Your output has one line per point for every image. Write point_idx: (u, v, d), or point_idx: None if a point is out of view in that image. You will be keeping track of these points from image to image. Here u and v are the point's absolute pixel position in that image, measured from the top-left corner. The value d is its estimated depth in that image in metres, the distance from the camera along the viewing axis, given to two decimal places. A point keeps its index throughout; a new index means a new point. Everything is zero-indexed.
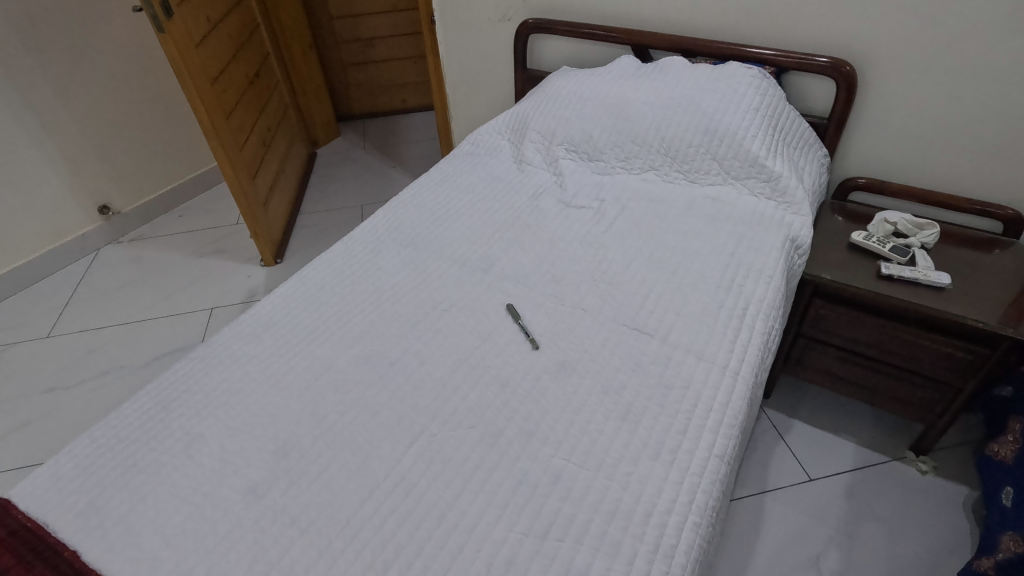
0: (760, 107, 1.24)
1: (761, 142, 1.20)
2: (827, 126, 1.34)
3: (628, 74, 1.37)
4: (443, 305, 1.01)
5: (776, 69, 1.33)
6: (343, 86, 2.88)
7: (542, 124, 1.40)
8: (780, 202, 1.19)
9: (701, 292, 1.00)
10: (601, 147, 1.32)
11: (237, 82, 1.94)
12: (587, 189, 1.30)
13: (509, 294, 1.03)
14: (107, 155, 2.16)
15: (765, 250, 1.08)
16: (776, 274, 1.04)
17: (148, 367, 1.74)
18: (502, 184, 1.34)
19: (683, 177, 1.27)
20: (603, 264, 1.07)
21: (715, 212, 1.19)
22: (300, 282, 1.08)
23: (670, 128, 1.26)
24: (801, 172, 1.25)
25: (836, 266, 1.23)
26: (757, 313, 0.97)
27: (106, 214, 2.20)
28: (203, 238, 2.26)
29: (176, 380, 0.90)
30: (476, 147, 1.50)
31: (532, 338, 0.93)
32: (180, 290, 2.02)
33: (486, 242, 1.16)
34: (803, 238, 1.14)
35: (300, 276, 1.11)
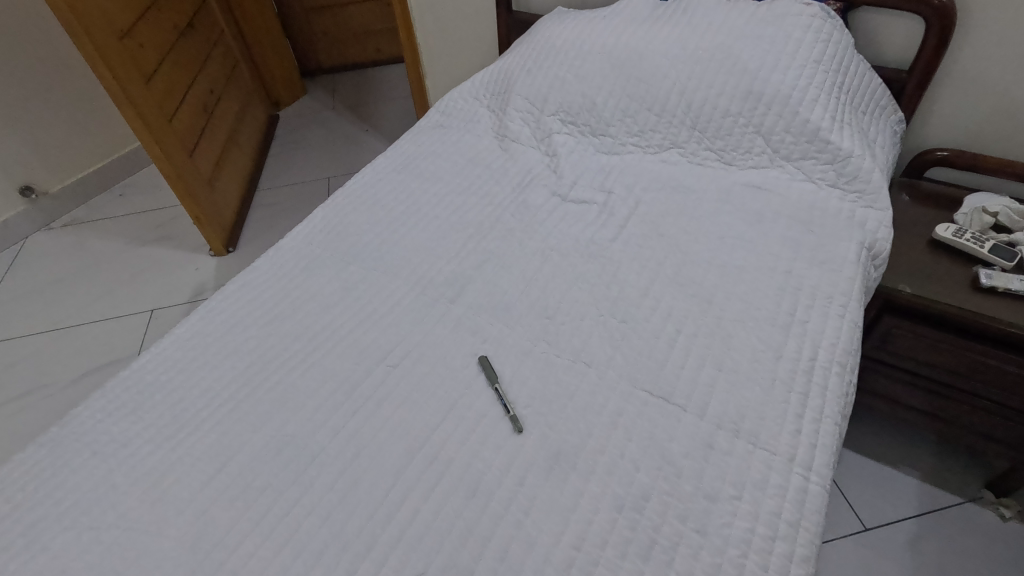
0: (822, 60, 0.92)
1: (822, 108, 0.90)
2: (904, 81, 1.01)
3: (642, 15, 1.04)
4: (392, 354, 0.73)
5: (840, 5, 0.99)
6: (306, 36, 2.49)
7: (531, 86, 1.08)
8: (848, 190, 0.89)
9: (750, 333, 0.72)
10: (608, 116, 1.01)
11: (162, 36, 1.59)
12: (589, 173, 0.99)
13: (484, 338, 0.75)
14: (23, 127, 1.82)
15: (835, 263, 0.79)
16: (851, 299, 0.75)
17: (76, 386, 1.48)
18: (479, 169, 1.03)
19: (716, 155, 0.97)
20: (612, 289, 0.79)
21: (762, 205, 0.89)
22: (204, 321, 0.80)
23: (701, 91, 0.95)
24: (874, 145, 0.94)
25: (916, 274, 0.94)
26: (828, 365, 0.69)
27: (29, 196, 1.88)
28: (146, 221, 1.95)
29: (10, 484, 0.64)
30: (447, 116, 1.18)
31: (513, 414, 0.65)
32: (118, 286, 1.74)
33: (454, 254, 0.87)
34: (882, 241, 0.84)
35: (204, 311, 0.82)
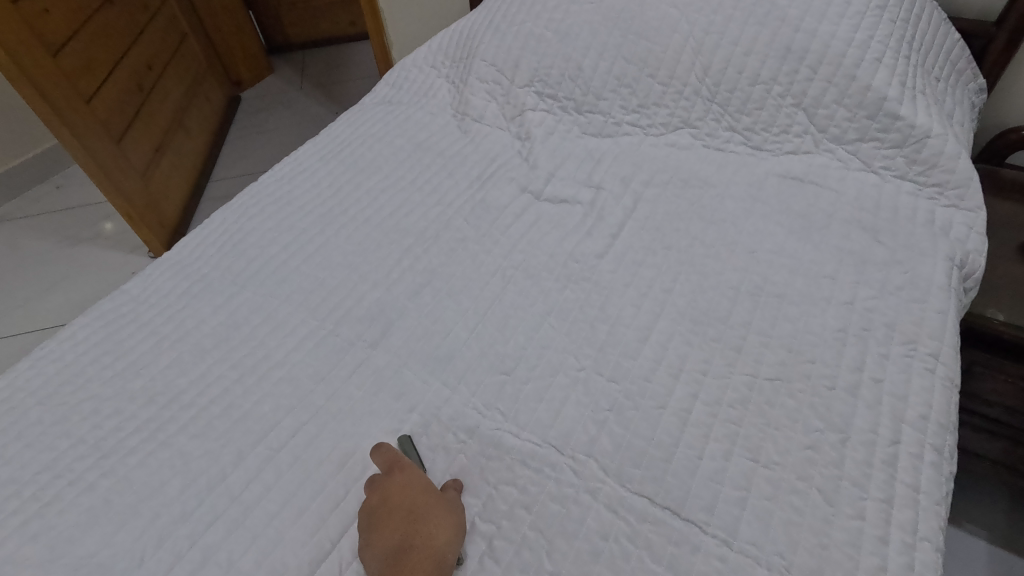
0: (887, 5, 0.68)
1: (890, 70, 0.65)
2: (990, 35, 0.76)
3: None
4: (280, 429, 0.51)
5: None
6: (271, 7, 2.23)
7: (499, 48, 0.84)
8: (923, 182, 0.65)
9: (799, 399, 0.49)
10: (598, 85, 0.77)
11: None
12: (573, 162, 0.76)
13: (411, 403, 0.52)
14: None
15: (916, 291, 0.55)
16: (943, 344, 0.52)
17: None
18: (431, 157, 0.80)
19: (741, 137, 0.73)
20: (599, 328, 0.56)
21: (806, 204, 0.65)
22: (31, 372, 0.58)
23: (723, 50, 0.70)
24: (954, 122, 0.70)
25: (1007, 295, 0.70)
26: (918, 451, 0.46)
27: None
28: (83, 217, 1.72)
29: None
30: (397, 91, 0.94)
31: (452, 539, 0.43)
32: (42, 294, 1.51)
33: (385, 276, 0.64)
34: (976, 255, 0.60)
35: (34, 357, 0.59)
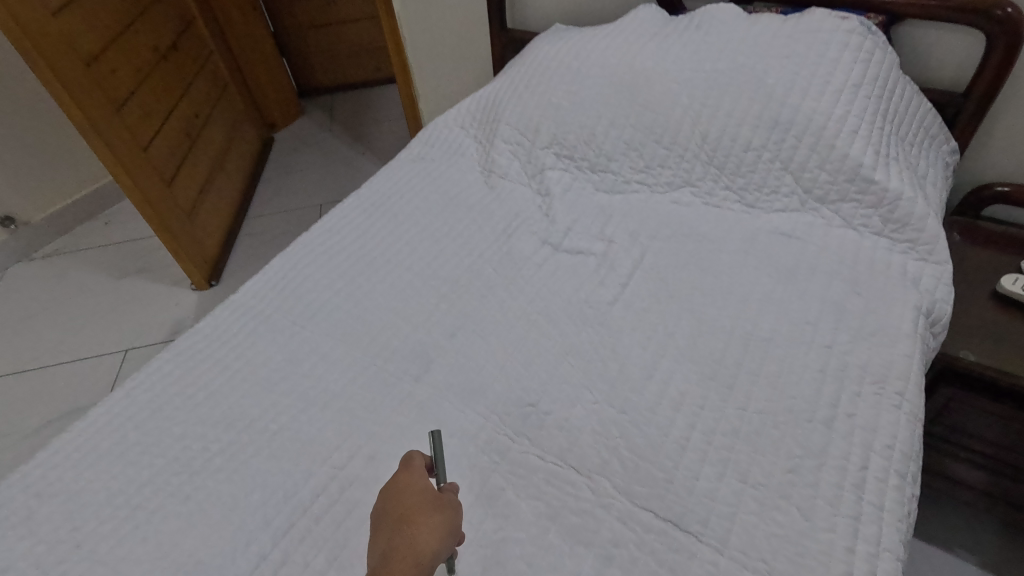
0: (862, 84, 0.78)
1: (865, 141, 0.75)
2: (959, 104, 0.86)
3: (648, 32, 0.91)
4: (341, 451, 0.60)
5: (884, 19, 0.84)
6: (304, 54, 2.40)
7: (522, 114, 0.95)
8: (897, 239, 0.74)
9: (782, 430, 0.57)
10: (610, 148, 0.87)
11: (139, 59, 1.51)
12: (588, 217, 0.86)
13: (451, 429, 0.61)
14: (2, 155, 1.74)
15: (887, 336, 0.64)
16: (910, 383, 0.60)
17: (39, 436, 1.37)
18: (463, 210, 0.91)
19: (736, 196, 0.82)
20: (611, 366, 0.65)
21: (793, 258, 0.74)
22: (127, 401, 0.68)
23: (720, 121, 0.81)
24: (926, 183, 0.79)
25: (978, 337, 0.78)
26: (884, 476, 0.54)
27: (10, 227, 1.80)
28: (130, 251, 1.85)
29: None
30: (430, 148, 1.05)
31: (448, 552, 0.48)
32: (93, 323, 1.63)
33: (425, 317, 0.74)
34: (942, 305, 0.69)
35: (128, 387, 0.69)
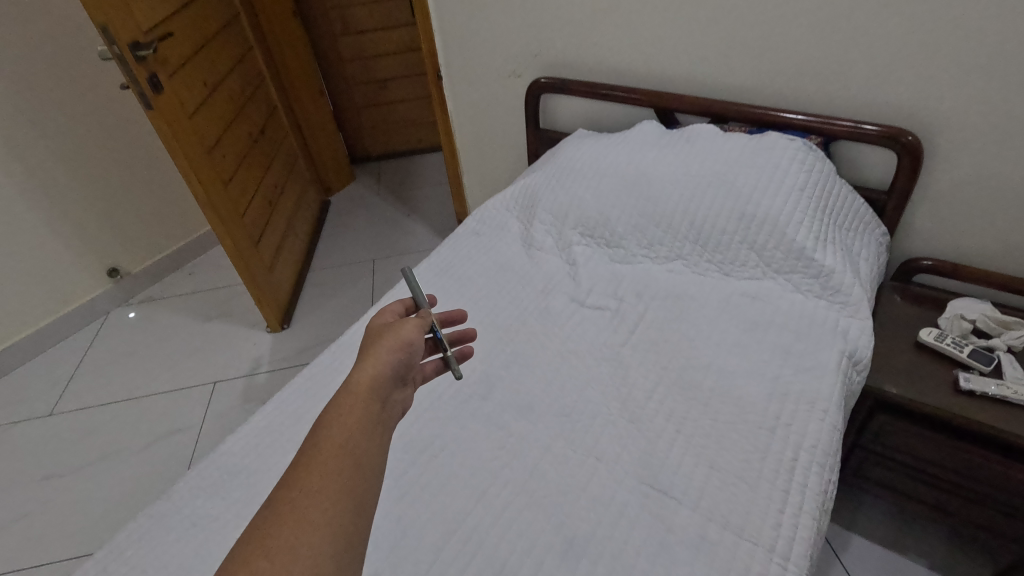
0: (805, 187, 1.06)
1: (807, 229, 1.02)
2: (884, 199, 1.14)
3: (649, 143, 1.22)
4: (433, 446, 0.87)
5: (822, 139, 1.15)
6: (357, 130, 2.78)
7: (554, 202, 1.25)
8: (832, 301, 1.00)
9: (739, 435, 0.83)
10: (621, 230, 1.16)
11: (239, 144, 1.86)
12: (604, 281, 1.14)
13: (509, 433, 0.88)
14: (115, 217, 2.09)
15: (817, 371, 0.90)
16: (831, 404, 0.85)
17: (147, 453, 1.65)
18: (508, 274, 1.20)
19: (716, 268, 1.10)
20: (622, 390, 0.92)
21: (756, 315, 1.01)
22: (278, 411, 0.96)
23: (702, 212, 1.09)
24: (857, 259, 1.05)
25: (901, 376, 1.03)
26: (808, 465, 0.79)
27: (115, 277, 2.13)
28: (212, 298, 2.17)
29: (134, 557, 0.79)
30: (482, 225, 1.36)
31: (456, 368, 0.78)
32: (185, 359, 1.93)
33: (487, 356, 1.01)
34: (863, 349, 0.94)
35: (277, 403, 0.97)
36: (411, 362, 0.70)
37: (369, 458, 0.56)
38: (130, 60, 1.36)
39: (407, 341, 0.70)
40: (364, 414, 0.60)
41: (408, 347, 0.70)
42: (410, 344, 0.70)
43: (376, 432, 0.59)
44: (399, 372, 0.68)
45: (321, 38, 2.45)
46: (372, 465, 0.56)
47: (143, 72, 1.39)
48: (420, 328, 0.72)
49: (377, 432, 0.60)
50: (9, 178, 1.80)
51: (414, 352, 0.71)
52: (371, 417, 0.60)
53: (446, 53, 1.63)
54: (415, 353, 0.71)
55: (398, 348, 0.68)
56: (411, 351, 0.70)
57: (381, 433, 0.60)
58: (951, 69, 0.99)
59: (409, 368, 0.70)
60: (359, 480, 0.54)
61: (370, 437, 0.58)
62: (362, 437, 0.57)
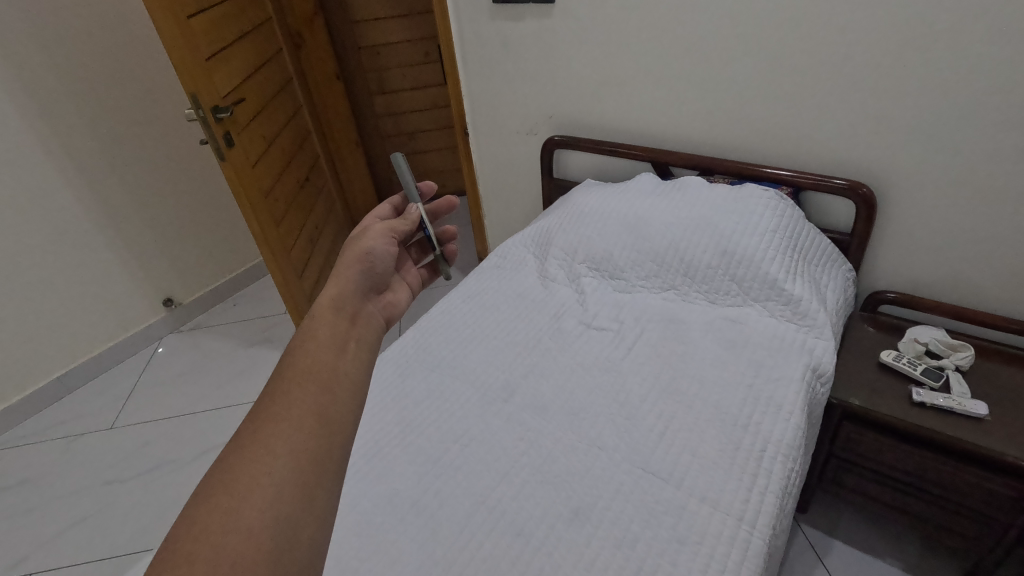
0: (777, 229, 1.25)
1: (779, 264, 1.21)
2: (848, 241, 1.34)
3: (647, 192, 1.43)
4: (464, 438, 1.05)
5: (792, 189, 1.36)
6: (387, 176, 3.06)
7: (565, 240, 1.46)
8: (801, 324, 1.18)
9: (717, 430, 1.00)
10: (623, 265, 1.36)
11: (288, 189, 2.12)
12: (608, 308, 1.33)
13: (527, 428, 1.06)
14: (174, 252, 2.33)
15: (784, 382, 1.07)
16: (796, 408, 1.02)
17: (199, 462, 1.80)
18: (526, 302, 1.40)
19: (702, 296, 1.28)
20: (620, 395, 1.10)
21: (736, 337, 1.19)
22: None
23: (690, 249, 1.29)
24: (823, 290, 1.24)
25: (863, 390, 1.20)
26: (774, 455, 0.95)
27: (170, 306, 2.36)
28: (254, 327, 2.38)
29: None
30: (503, 260, 1.57)
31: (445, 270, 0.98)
32: (231, 380, 2.12)
33: (508, 367, 1.20)
34: (825, 365, 1.11)
35: None
36: (377, 270, 0.85)
37: (341, 369, 0.70)
38: (211, 120, 1.62)
39: (367, 255, 0.84)
40: (332, 337, 0.73)
41: (370, 260, 0.85)
42: (371, 257, 0.85)
43: (346, 346, 0.74)
44: (365, 284, 0.84)
45: (359, 97, 2.75)
46: (344, 372, 0.70)
47: (220, 130, 1.65)
48: (378, 239, 0.86)
49: (346, 345, 0.74)
50: (89, 217, 2.06)
51: (377, 261, 0.85)
52: (340, 335, 0.74)
53: (473, 114, 1.88)
54: (378, 262, 0.85)
55: (359, 262, 0.83)
56: (373, 261, 0.85)
57: (353, 348, 0.74)
58: (894, 134, 1.20)
59: (379, 276, 0.86)
60: (331, 391, 0.67)
61: (340, 349, 0.73)
62: (334, 352, 0.72)
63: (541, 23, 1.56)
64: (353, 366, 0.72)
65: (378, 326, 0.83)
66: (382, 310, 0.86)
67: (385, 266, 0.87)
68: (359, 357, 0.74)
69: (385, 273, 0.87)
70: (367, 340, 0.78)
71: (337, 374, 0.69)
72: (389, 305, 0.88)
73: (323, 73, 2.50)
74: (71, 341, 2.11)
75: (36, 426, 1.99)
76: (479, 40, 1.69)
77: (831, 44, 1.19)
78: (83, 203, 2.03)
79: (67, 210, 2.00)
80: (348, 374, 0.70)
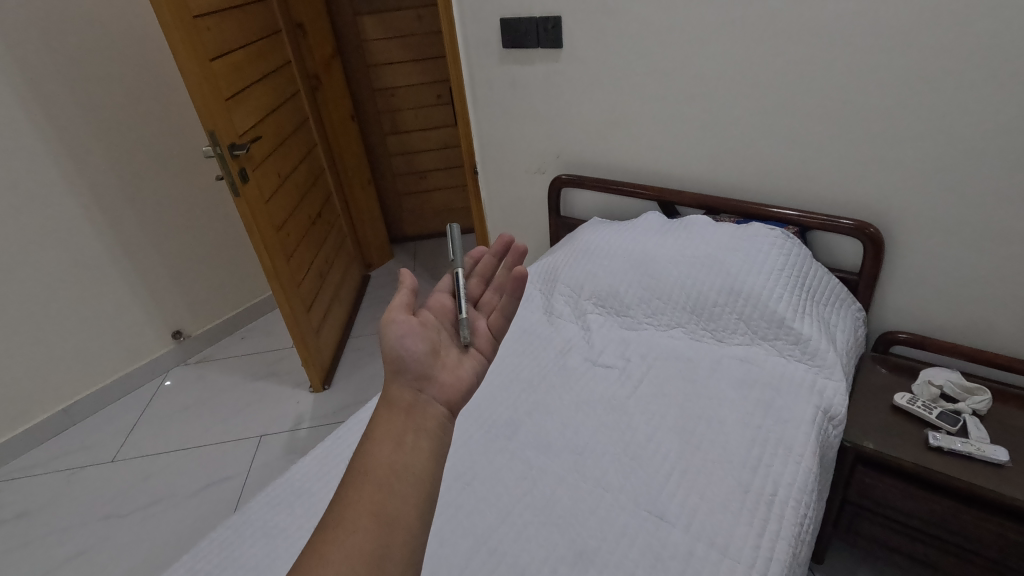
0: (785, 267, 1.25)
1: (787, 302, 1.20)
2: (857, 280, 1.34)
3: (653, 230, 1.44)
4: (465, 476, 1.03)
5: (798, 229, 1.36)
6: (398, 213, 3.11)
7: (571, 277, 1.46)
8: (811, 364, 1.15)
9: (726, 472, 0.97)
10: (629, 302, 1.36)
11: (300, 224, 2.15)
12: (614, 345, 1.32)
13: (530, 466, 1.04)
14: (186, 285, 2.36)
15: (794, 423, 1.05)
16: (807, 450, 0.99)
17: (198, 497, 1.77)
18: (531, 338, 1.39)
19: (710, 335, 1.27)
20: (626, 434, 1.08)
21: (743, 376, 1.17)
22: (335, 445, 1.18)
23: (696, 287, 1.28)
24: (833, 329, 1.22)
25: (877, 434, 1.16)
26: (786, 499, 0.92)
27: (178, 338, 2.37)
28: (260, 360, 2.38)
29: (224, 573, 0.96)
30: None
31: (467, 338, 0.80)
32: (235, 414, 2.10)
33: (512, 404, 1.19)
34: (837, 407, 1.09)
35: (337, 438, 1.20)
36: (412, 357, 0.73)
37: (400, 466, 0.63)
38: (227, 157, 1.67)
39: (392, 348, 0.73)
40: (388, 432, 0.66)
41: (399, 351, 0.73)
42: (397, 347, 0.73)
43: (404, 441, 0.66)
44: (410, 375, 0.72)
45: (372, 136, 2.83)
46: (404, 469, 0.63)
47: (236, 166, 1.70)
48: (394, 328, 0.74)
49: (405, 439, 0.66)
50: (104, 249, 2.10)
51: (406, 348, 0.73)
52: (396, 429, 0.66)
53: (482, 153, 1.92)
54: (406, 349, 0.73)
55: (392, 359, 0.73)
56: (400, 351, 0.73)
57: (412, 441, 0.66)
58: (898, 174, 1.21)
59: (416, 361, 0.73)
60: (388, 491, 0.61)
61: (398, 445, 0.65)
62: (392, 448, 0.65)
63: (549, 67, 1.61)
64: (413, 460, 0.64)
65: (441, 414, 0.71)
66: (439, 395, 0.72)
67: (418, 349, 0.74)
68: (419, 449, 0.66)
69: (422, 355, 0.74)
70: (430, 429, 0.68)
71: (394, 472, 0.62)
72: (449, 386, 0.74)
73: (338, 114, 2.57)
74: (78, 372, 2.11)
75: (38, 459, 1.98)
76: (489, 84, 1.75)
77: (833, 87, 1.21)
78: (100, 235, 2.08)
79: (84, 242, 2.04)
80: (407, 470, 0.63)
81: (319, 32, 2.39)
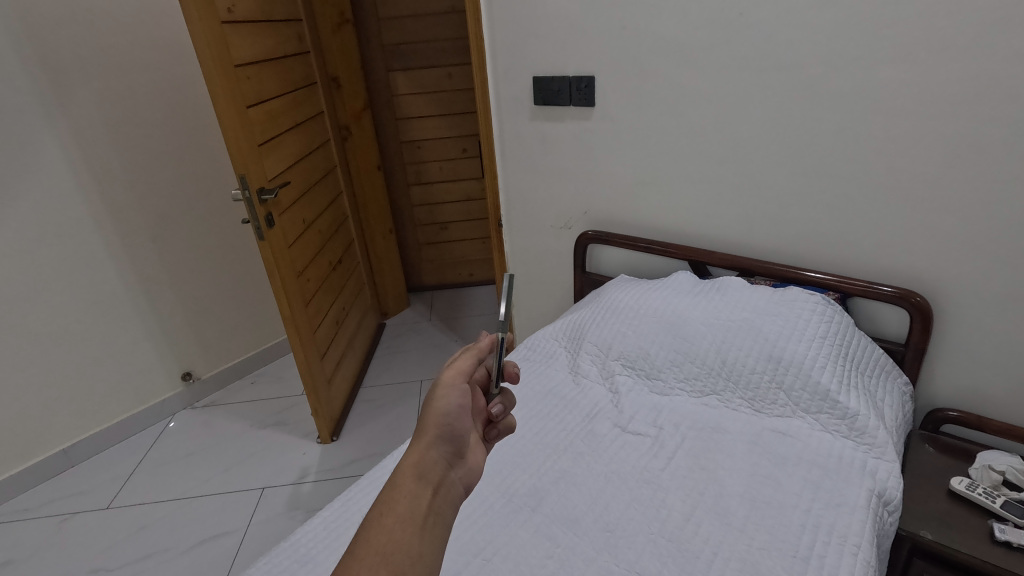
0: (827, 335, 1.18)
1: (830, 374, 1.13)
2: (902, 352, 1.26)
3: (685, 291, 1.39)
4: (485, 552, 0.95)
5: (838, 294, 1.30)
6: (417, 262, 3.10)
7: (599, 336, 1.40)
8: (859, 442, 1.07)
9: (772, 562, 0.88)
10: (659, 366, 1.29)
11: (320, 269, 2.14)
12: (644, 412, 1.24)
13: (557, 543, 0.95)
14: (200, 326, 2.33)
15: (847, 509, 0.95)
16: (864, 540, 0.89)
17: (193, 552, 1.67)
18: (556, 400, 1.32)
19: (747, 404, 1.19)
20: (661, 512, 0.99)
21: (786, 452, 1.08)
22: (345, 507, 1.10)
23: (732, 352, 1.22)
24: (881, 404, 1.14)
25: (935, 523, 1.06)
26: None
27: (188, 381, 2.31)
28: (269, 407, 2.31)
29: None
30: (534, 352, 1.51)
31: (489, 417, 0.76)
32: (239, 462, 2.02)
33: (536, 472, 1.11)
34: (892, 492, 0.99)
35: (348, 500, 1.12)
36: (459, 432, 0.69)
37: (416, 554, 0.57)
38: (255, 202, 1.67)
39: (443, 413, 0.69)
40: (407, 509, 0.60)
41: (448, 420, 0.69)
42: (448, 415, 0.69)
43: (425, 524, 0.60)
44: (447, 448, 0.68)
45: (396, 185, 2.85)
46: (419, 558, 0.57)
47: (263, 211, 1.69)
48: (453, 392, 0.70)
49: (426, 522, 0.60)
50: (124, 287, 2.09)
51: (457, 419, 0.70)
52: (419, 508, 0.61)
53: (507, 206, 1.91)
54: (458, 422, 0.70)
55: (436, 425, 0.68)
56: (452, 421, 0.69)
57: (431, 525, 0.60)
58: (946, 243, 1.17)
59: (455, 436, 0.69)
60: None
61: (419, 529, 0.59)
62: (412, 531, 0.59)
63: (580, 125, 1.61)
64: (429, 549, 0.59)
65: (457, 497, 0.66)
66: (462, 478, 0.68)
67: (467, 422, 0.71)
68: (435, 537, 0.60)
69: (467, 431, 0.70)
70: (447, 515, 0.63)
71: (410, 561, 0.57)
72: (470, 469, 0.70)
73: (365, 163, 2.61)
74: (83, 412, 2.06)
75: (32, 502, 1.90)
76: (518, 138, 1.75)
77: (872, 156, 1.20)
78: (122, 274, 2.07)
79: (106, 280, 2.04)
80: (422, 559, 0.57)
81: (353, 86, 2.46)
